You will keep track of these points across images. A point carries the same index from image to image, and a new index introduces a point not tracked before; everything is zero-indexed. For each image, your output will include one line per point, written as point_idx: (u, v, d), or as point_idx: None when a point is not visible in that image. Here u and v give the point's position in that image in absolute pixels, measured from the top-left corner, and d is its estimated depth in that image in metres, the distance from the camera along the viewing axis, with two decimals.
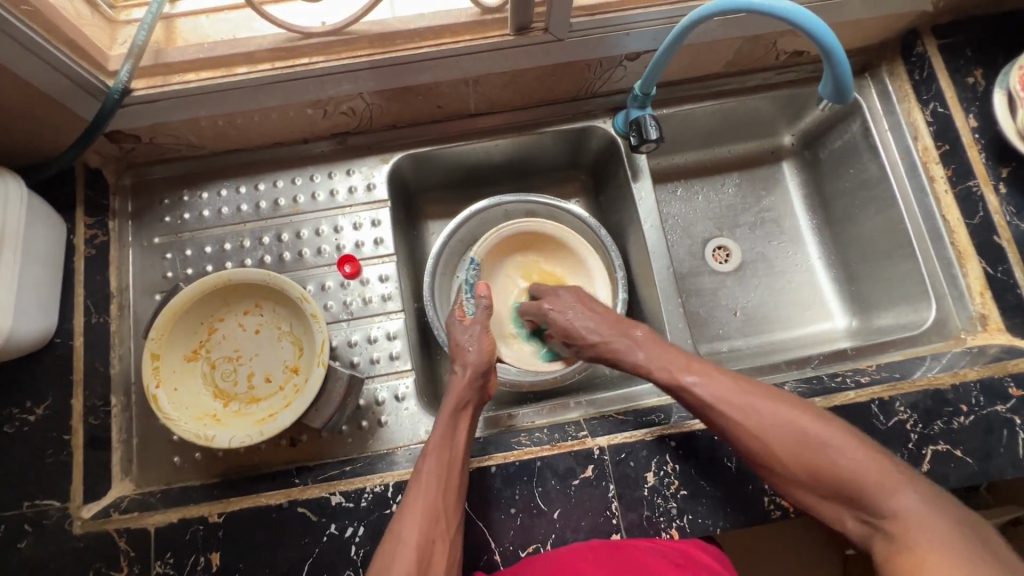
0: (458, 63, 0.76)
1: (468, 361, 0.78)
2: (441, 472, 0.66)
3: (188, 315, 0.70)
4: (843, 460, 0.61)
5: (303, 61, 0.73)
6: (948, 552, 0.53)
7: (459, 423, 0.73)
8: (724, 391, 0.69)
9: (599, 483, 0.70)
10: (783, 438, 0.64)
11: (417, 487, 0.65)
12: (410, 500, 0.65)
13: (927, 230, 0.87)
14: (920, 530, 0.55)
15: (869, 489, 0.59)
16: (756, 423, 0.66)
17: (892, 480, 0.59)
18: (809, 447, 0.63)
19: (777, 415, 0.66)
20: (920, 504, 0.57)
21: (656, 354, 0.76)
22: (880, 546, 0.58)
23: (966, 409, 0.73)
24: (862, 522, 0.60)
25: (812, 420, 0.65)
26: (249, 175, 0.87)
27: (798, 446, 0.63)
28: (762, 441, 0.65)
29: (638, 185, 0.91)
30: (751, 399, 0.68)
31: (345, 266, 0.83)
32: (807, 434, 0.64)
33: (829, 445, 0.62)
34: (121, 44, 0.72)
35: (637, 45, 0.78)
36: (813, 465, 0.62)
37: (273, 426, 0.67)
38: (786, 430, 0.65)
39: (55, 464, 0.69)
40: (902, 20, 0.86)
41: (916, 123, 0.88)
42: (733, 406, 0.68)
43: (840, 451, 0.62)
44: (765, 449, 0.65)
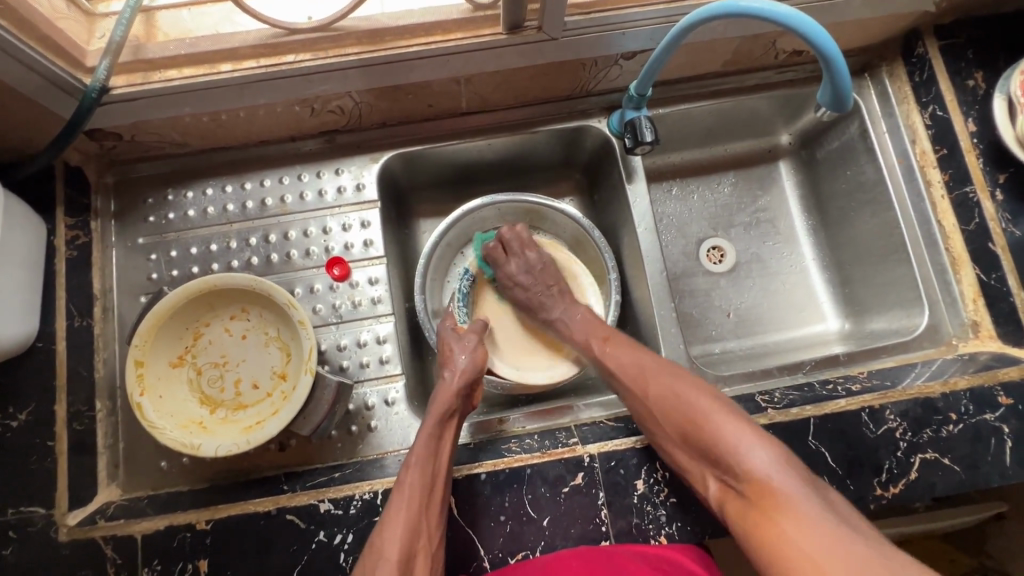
0: (449, 61, 0.74)
1: (458, 371, 0.78)
2: (425, 483, 0.66)
3: (174, 321, 0.69)
4: (713, 425, 0.65)
5: (288, 58, 0.71)
6: (796, 510, 0.56)
7: (445, 431, 0.73)
8: (630, 364, 0.76)
9: (589, 490, 0.70)
10: (674, 404, 0.69)
11: (397, 499, 0.65)
12: (393, 508, 0.65)
13: (921, 235, 0.87)
14: (769, 489, 0.58)
15: (729, 450, 0.62)
16: (654, 390, 0.71)
17: (751, 441, 0.62)
18: (690, 412, 0.67)
19: (669, 386, 0.70)
20: (763, 462, 0.60)
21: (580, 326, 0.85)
22: (738, 506, 0.60)
23: (956, 417, 0.73)
24: (722, 483, 0.63)
25: (696, 391, 0.69)
26: (235, 174, 0.85)
27: (682, 411, 0.67)
28: (653, 408, 0.70)
29: (632, 188, 0.89)
30: (648, 372, 0.73)
31: (334, 269, 0.82)
32: (688, 402, 0.68)
33: (703, 411, 0.66)
34: (100, 38, 0.70)
35: (634, 44, 0.76)
36: (687, 427, 0.66)
37: (259, 434, 0.66)
38: (677, 398, 0.69)
39: (39, 471, 0.68)
40: (904, 20, 0.84)
41: (915, 126, 0.87)
42: (646, 375, 0.73)
43: (713, 416, 0.65)
44: (648, 412, 0.71)
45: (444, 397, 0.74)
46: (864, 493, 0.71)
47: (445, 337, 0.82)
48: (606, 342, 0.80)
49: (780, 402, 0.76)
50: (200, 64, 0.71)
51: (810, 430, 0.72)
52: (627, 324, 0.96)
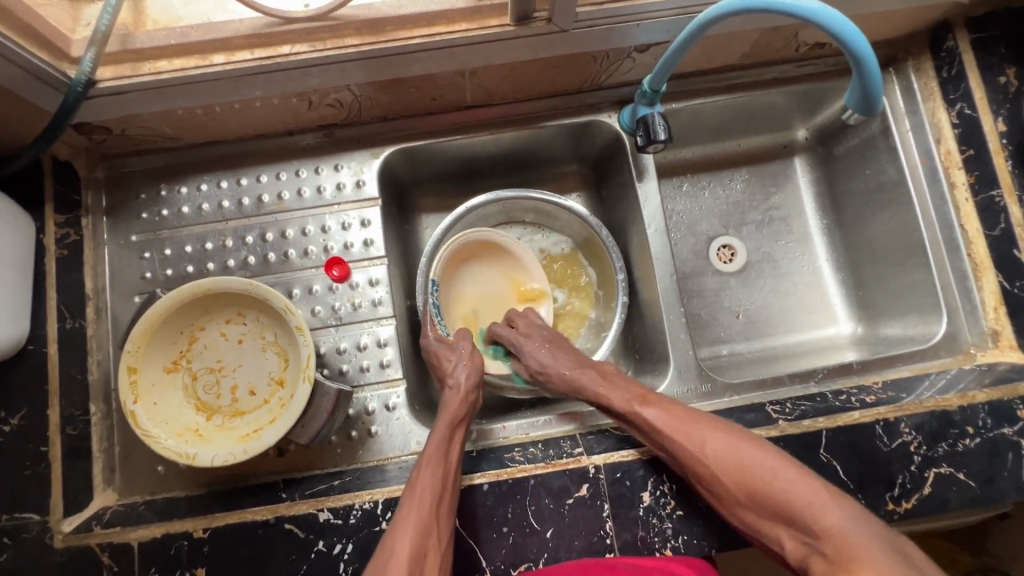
0: (454, 54, 0.70)
1: (462, 381, 0.76)
2: (436, 486, 0.64)
3: (168, 326, 0.67)
4: (778, 484, 0.60)
5: (284, 49, 0.68)
6: (875, 563, 0.52)
7: (455, 438, 0.71)
8: (673, 412, 0.69)
9: (594, 502, 0.68)
10: (735, 462, 0.63)
11: (410, 501, 0.64)
12: (404, 513, 0.63)
13: (942, 238, 0.83)
14: (849, 547, 0.54)
15: (806, 513, 0.58)
16: (706, 448, 0.65)
17: (822, 498, 0.58)
18: (755, 471, 0.62)
19: (732, 444, 0.65)
20: (838, 515, 0.56)
21: (616, 386, 0.75)
22: (818, 566, 0.57)
23: (973, 431, 0.71)
24: (798, 539, 0.60)
25: (751, 443, 0.64)
26: (230, 169, 0.82)
27: (745, 470, 0.62)
28: (709, 467, 0.64)
29: (643, 186, 0.86)
30: (697, 427, 0.67)
31: (333, 269, 0.79)
32: (750, 457, 0.63)
33: (770, 470, 0.62)
34: (86, 26, 0.66)
35: (648, 36, 0.72)
36: (753, 483, 0.62)
37: (257, 444, 0.64)
38: (742, 454, 0.64)
39: (32, 477, 0.67)
40: (935, 11, 0.80)
41: (940, 124, 0.83)
42: (700, 432, 0.66)
43: (780, 475, 0.61)
44: (705, 471, 0.65)
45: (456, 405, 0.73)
46: (877, 508, 0.69)
47: (435, 350, 0.80)
48: (651, 404, 0.70)
49: (791, 413, 0.74)
50: (191, 54, 0.67)
51: (821, 442, 0.70)
52: (634, 326, 0.93)
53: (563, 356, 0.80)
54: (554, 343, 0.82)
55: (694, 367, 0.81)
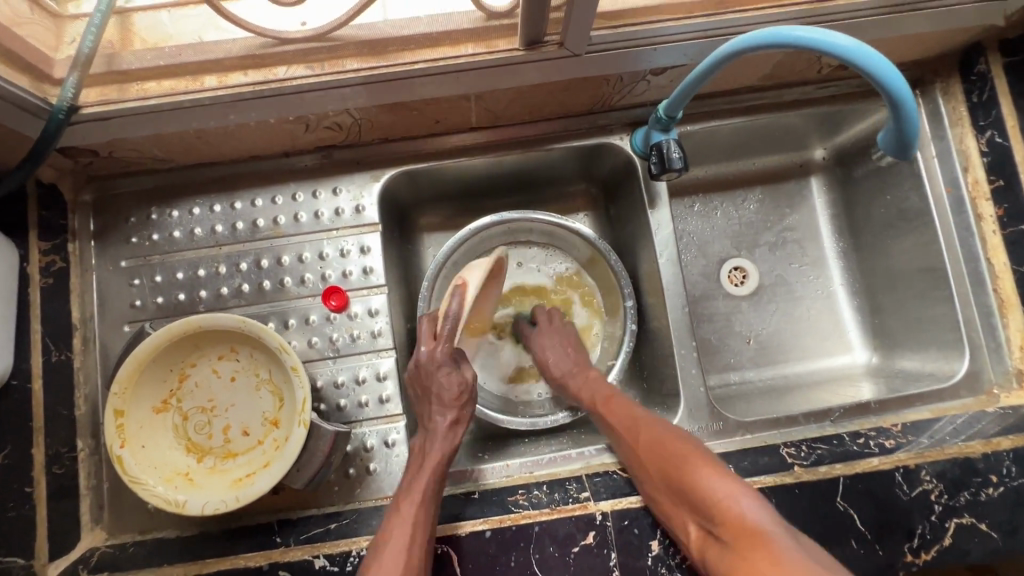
0: (460, 78, 0.66)
1: (449, 409, 0.71)
2: (411, 528, 0.61)
3: (157, 364, 0.64)
4: (698, 467, 0.60)
5: (278, 71, 0.65)
6: (773, 551, 0.50)
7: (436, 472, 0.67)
8: (626, 413, 0.72)
9: (600, 551, 0.65)
10: (664, 452, 0.64)
11: (383, 540, 0.60)
12: (376, 556, 0.59)
13: (967, 272, 0.80)
14: (751, 531, 0.52)
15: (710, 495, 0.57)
16: (648, 440, 0.67)
17: (736, 486, 0.57)
18: (676, 455, 0.63)
19: (659, 435, 0.66)
20: (722, 488, 0.57)
21: (594, 386, 0.78)
22: (720, 555, 0.55)
23: (996, 480, 0.68)
24: (707, 532, 0.57)
25: (683, 440, 0.64)
26: (224, 191, 0.78)
27: (669, 457, 0.63)
28: (642, 462, 0.67)
29: (654, 215, 0.82)
30: (637, 422, 0.70)
31: (331, 299, 0.76)
32: (674, 447, 0.64)
33: (692, 462, 0.61)
34: (69, 44, 0.61)
35: (666, 60, 0.68)
36: (671, 474, 0.62)
37: (249, 490, 0.62)
38: (668, 445, 0.65)
39: (16, 519, 0.64)
40: (967, 34, 0.76)
41: (968, 152, 0.80)
42: (639, 429, 0.69)
43: (694, 458, 0.62)
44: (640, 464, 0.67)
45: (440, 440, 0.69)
46: (895, 560, 0.66)
47: (423, 369, 0.72)
48: (612, 402, 0.75)
49: (808, 457, 0.71)
50: (182, 76, 0.64)
51: (839, 490, 0.68)
52: (642, 354, 0.90)
53: (566, 352, 0.83)
54: (566, 339, 0.85)
55: (705, 404, 0.78)
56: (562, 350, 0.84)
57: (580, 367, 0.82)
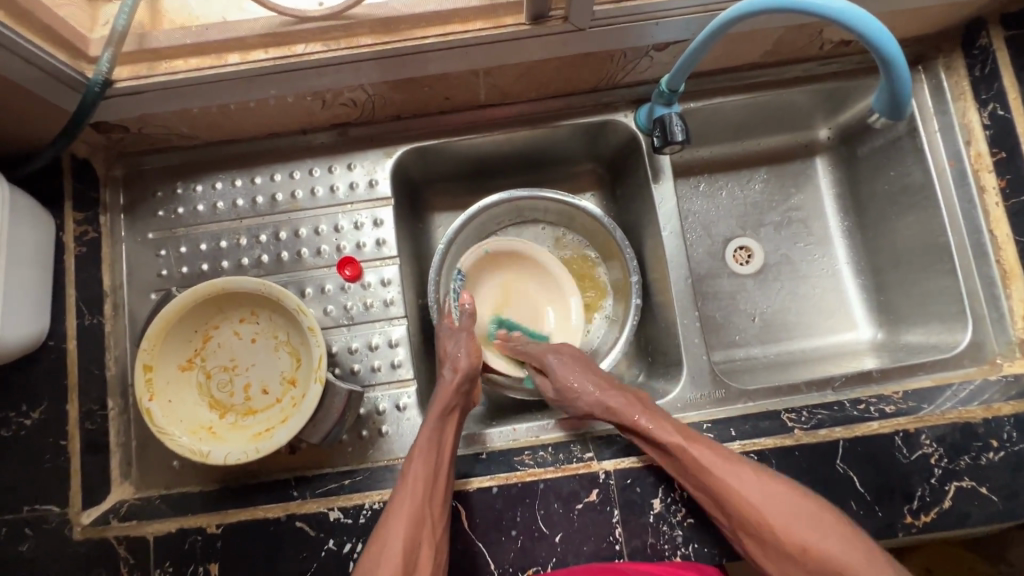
0: (470, 53, 0.69)
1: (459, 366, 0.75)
2: (428, 479, 0.65)
3: (182, 324, 0.68)
4: (837, 538, 0.59)
5: (298, 48, 0.67)
6: None
7: (446, 428, 0.71)
8: (719, 455, 0.65)
9: (603, 508, 0.68)
10: (776, 509, 0.61)
11: (402, 491, 0.64)
12: (396, 505, 0.63)
13: (970, 245, 0.81)
14: None
15: (858, 573, 0.57)
16: (747, 493, 0.62)
17: (876, 563, 0.57)
18: (802, 523, 0.60)
19: (803, 507, 0.61)
20: (849, 551, 0.58)
21: (651, 413, 0.70)
22: None
23: (997, 444, 0.69)
24: None
25: (802, 498, 0.62)
26: (245, 167, 0.82)
27: (808, 533, 0.60)
28: (754, 518, 0.62)
29: (659, 188, 0.84)
30: (743, 480, 0.63)
31: (345, 269, 0.79)
32: (803, 514, 0.61)
33: (823, 529, 0.60)
34: (103, 25, 0.66)
35: (667, 34, 0.70)
36: (807, 541, 0.60)
37: (268, 443, 0.65)
38: (776, 501, 0.62)
39: (53, 470, 0.69)
40: (968, 9, 0.77)
41: (971, 125, 0.81)
42: (727, 476, 0.63)
43: (810, 519, 0.60)
44: (755, 520, 0.62)
45: (446, 393, 0.72)
46: (894, 521, 0.68)
47: (443, 336, 0.80)
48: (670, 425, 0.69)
49: (807, 421, 0.72)
50: (205, 54, 0.67)
51: (838, 452, 0.69)
52: (647, 328, 0.92)
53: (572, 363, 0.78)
54: (575, 360, 0.79)
55: (708, 372, 0.80)
56: (583, 374, 0.77)
57: (591, 375, 0.77)
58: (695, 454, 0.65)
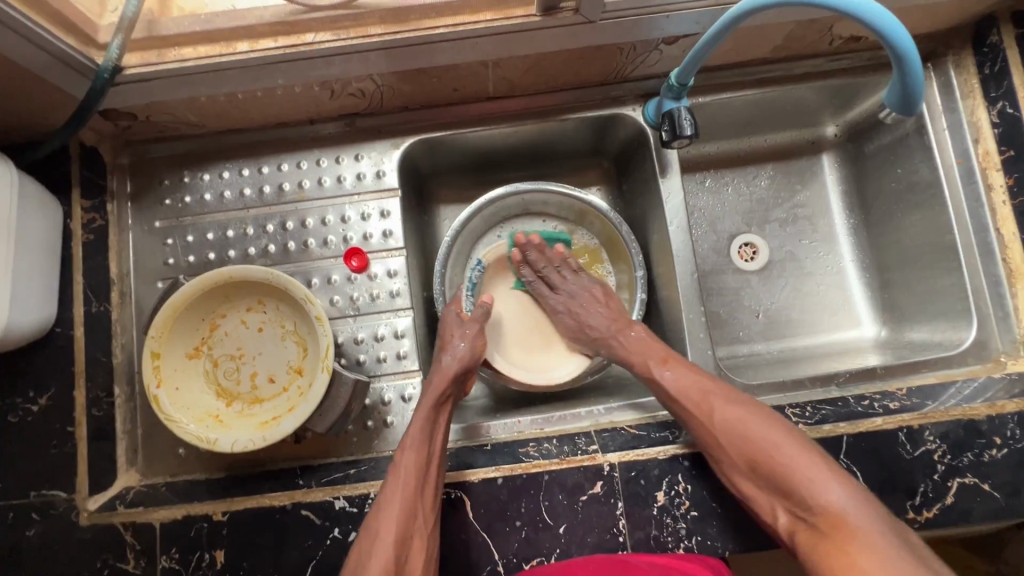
0: (479, 44, 0.69)
1: (457, 356, 0.77)
2: (419, 470, 0.65)
3: (189, 312, 0.68)
4: (786, 452, 0.63)
5: (307, 37, 0.67)
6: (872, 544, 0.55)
7: (437, 420, 0.71)
8: (691, 382, 0.71)
9: (608, 500, 0.68)
10: (733, 428, 0.66)
11: (394, 480, 0.65)
12: (388, 494, 0.64)
13: (976, 243, 0.81)
14: (843, 521, 0.57)
15: (799, 481, 0.61)
16: (711, 414, 0.68)
17: (821, 475, 0.60)
18: (756, 438, 0.65)
19: (759, 427, 0.65)
20: (799, 462, 0.62)
21: (637, 347, 0.78)
22: (810, 540, 0.59)
23: (1000, 442, 0.70)
24: (791, 514, 0.61)
25: (763, 420, 0.66)
26: (252, 157, 0.82)
27: (760, 448, 0.64)
28: (713, 436, 0.67)
29: (666, 182, 0.84)
30: (708, 401, 0.69)
31: (352, 260, 0.79)
32: (757, 433, 0.65)
33: (775, 445, 0.63)
34: (113, 12, 0.66)
35: (678, 28, 0.70)
36: (758, 456, 0.64)
37: (275, 431, 0.65)
38: (735, 420, 0.66)
39: (59, 456, 0.69)
40: (979, 6, 0.77)
41: (980, 123, 0.81)
42: (693, 398, 0.69)
43: (767, 437, 0.64)
44: (713, 438, 0.67)
45: (437, 384, 0.73)
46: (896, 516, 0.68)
47: (449, 323, 0.80)
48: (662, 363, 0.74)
49: (812, 417, 0.73)
50: (215, 42, 0.67)
51: (842, 448, 0.70)
52: (652, 322, 0.92)
53: (585, 300, 0.86)
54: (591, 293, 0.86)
55: (712, 367, 0.80)
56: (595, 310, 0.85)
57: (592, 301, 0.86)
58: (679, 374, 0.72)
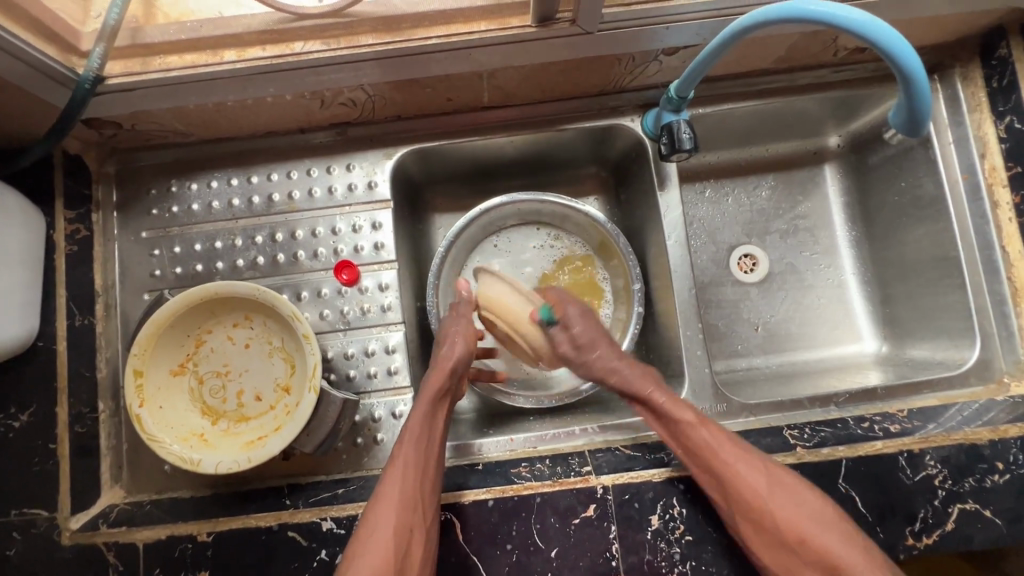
0: (472, 55, 0.67)
1: (456, 348, 0.72)
2: (418, 466, 0.64)
3: (174, 328, 0.66)
4: (835, 534, 0.60)
5: (295, 46, 0.65)
6: None
7: (437, 414, 0.69)
8: (731, 443, 0.66)
9: (601, 523, 0.67)
10: (781, 500, 0.62)
11: (391, 477, 0.63)
12: (385, 489, 0.62)
13: (981, 260, 0.79)
14: None
15: (849, 567, 0.58)
16: (754, 482, 0.63)
17: (875, 563, 0.58)
18: (805, 515, 0.61)
19: (807, 501, 0.62)
20: (849, 550, 0.59)
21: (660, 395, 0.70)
22: None
23: (1002, 467, 0.68)
24: None
25: (808, 492, 0.63)
26: (241, 166, 0.80)
27: (809, 525, 0.61)
28: (752, 505, 0.62)
29: (665, 195, 0.83)
30: (754, 471, 0.64)
31: (342, 273, 0.77)
32: (806, 506, 0.62)
33: (823, 525, 0.61)
34: (95, 18, 0.64)
35: (678, 39, 0.68)
36: (805, 532, 0.61)
37: (261, 452, 0.64)
38: (783, 491, 0.63)
39: (41, 473, 0.68)
40: (988, 17, 0.75)
41: (986, 138, 0.79)
42: (735, 463, 0.64)
43: (815, 514, 0.61)
44: (755, 507, 0.62)
45: (438, 377, 0.69)
46: (895, 543, 0.67)
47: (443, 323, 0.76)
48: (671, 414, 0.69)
49: (810, 439, 0.71)
50: (200, 51, 0.65)
51: (840, 472, 0.68)
52: (648, 336, 0.90)
53: (590, 326, 0.74)
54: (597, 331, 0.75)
55: (709, 385, 0.79)
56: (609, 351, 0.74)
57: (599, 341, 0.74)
58: (696, 439, 0.66)
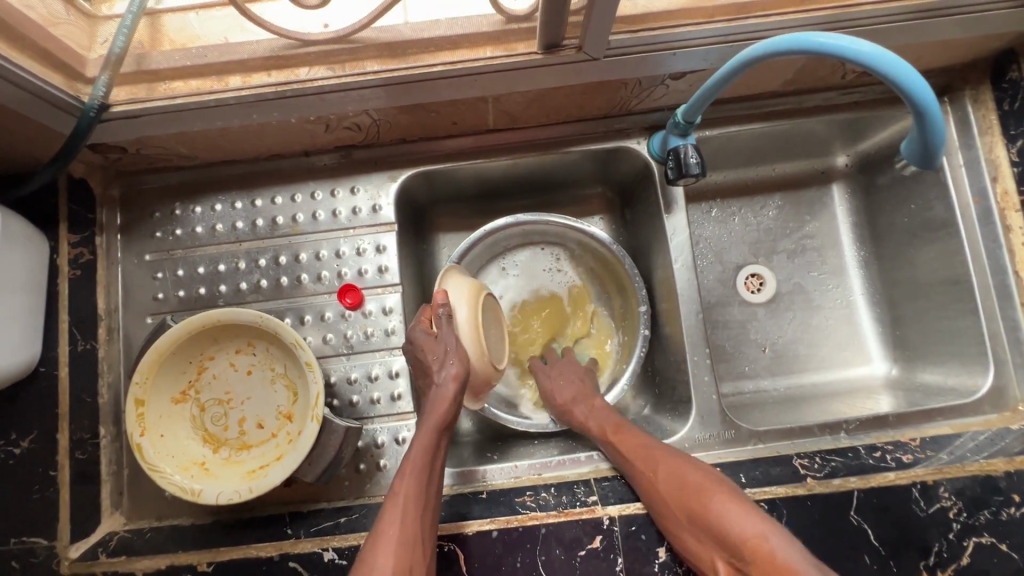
0: (478, 80, 0.67)
1: (453, 374, 0.68)
2: (417, 500, 0.62)
3: (176, 355, 0.66)
4: (713, 498, 0.60)
5: (301, 72, 0.65)
6: None
7: (438, 445, 0.66)
8: (634, 436, 0.71)
9: (607, 555, 0.65)
10: (666, 476, 0.65)
11: (391, 514, 0.60)
12: (384, 526, 0.60)
13: (993, 284, 0.78)
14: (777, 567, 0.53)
15: (726, 529, 0.58)
16: (649, 463, 0.67)
17: (755, 520, 0.58)
18: (685, 486, 0.63)
19: (689, 472, 0.64)
20: (734, 516, 0.58)
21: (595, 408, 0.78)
22: None
23: (1019, 499, 0.67)
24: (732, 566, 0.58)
25: (689, 466, 0.65)
26: (245, 188, 0.80)
27: (685, 490, 0.63)
28: (648, 480, 0.66)
29: (671, 219, 0.82)
30: (651, 452, 0.68)
31: (346, 297, 0.77)
32: (689, 476, 0.64)
33: (706, 491, 0.62)
34: (101, 43, 0.63)
35: (685, 64, 0.68)
36: (691, 502, 0.62)
37: (262, 482, 0.63)
38: (669, 468, 0.65)
39: (41, 501, 0.67)
40: (1000, 41, 0.74)
41: (998, 162, 0.78)
42: (630, 447, 0.70)
43: (695, 484, 0.63)
44: (648, 484, 0.66)
45: (439, 408, 0.66)
46: None
47: (422, 344, 0.70)
48: (617, 431, 0.73)
49: (821, 469, 0.70)
50: (206, 77, 0.65)
51: (852, 503, 0.67)
52: (655, 359, 0.89)
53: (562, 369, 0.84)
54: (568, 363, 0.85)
55: (717, 411, 0.77)
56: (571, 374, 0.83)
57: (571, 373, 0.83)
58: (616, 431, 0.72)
